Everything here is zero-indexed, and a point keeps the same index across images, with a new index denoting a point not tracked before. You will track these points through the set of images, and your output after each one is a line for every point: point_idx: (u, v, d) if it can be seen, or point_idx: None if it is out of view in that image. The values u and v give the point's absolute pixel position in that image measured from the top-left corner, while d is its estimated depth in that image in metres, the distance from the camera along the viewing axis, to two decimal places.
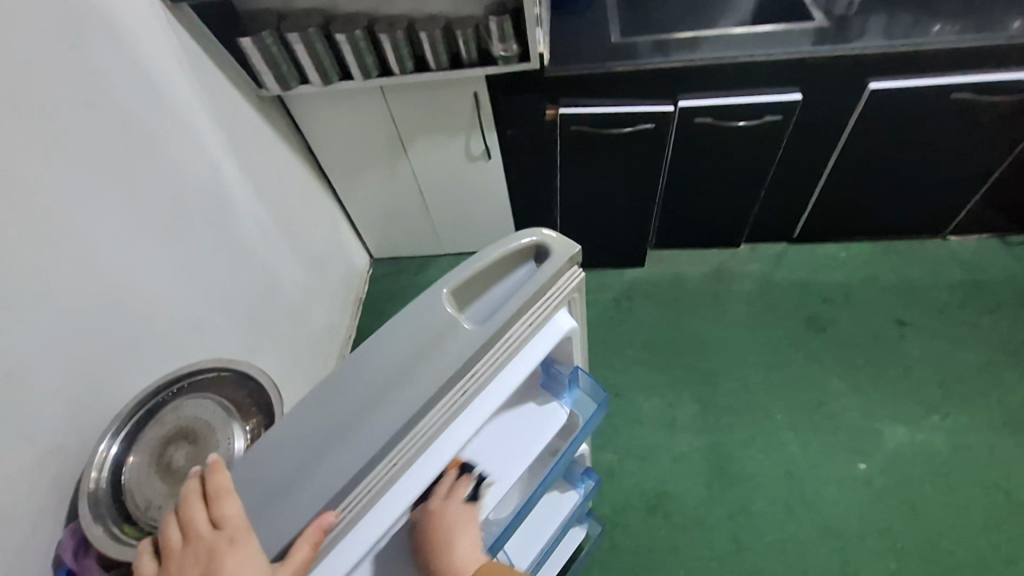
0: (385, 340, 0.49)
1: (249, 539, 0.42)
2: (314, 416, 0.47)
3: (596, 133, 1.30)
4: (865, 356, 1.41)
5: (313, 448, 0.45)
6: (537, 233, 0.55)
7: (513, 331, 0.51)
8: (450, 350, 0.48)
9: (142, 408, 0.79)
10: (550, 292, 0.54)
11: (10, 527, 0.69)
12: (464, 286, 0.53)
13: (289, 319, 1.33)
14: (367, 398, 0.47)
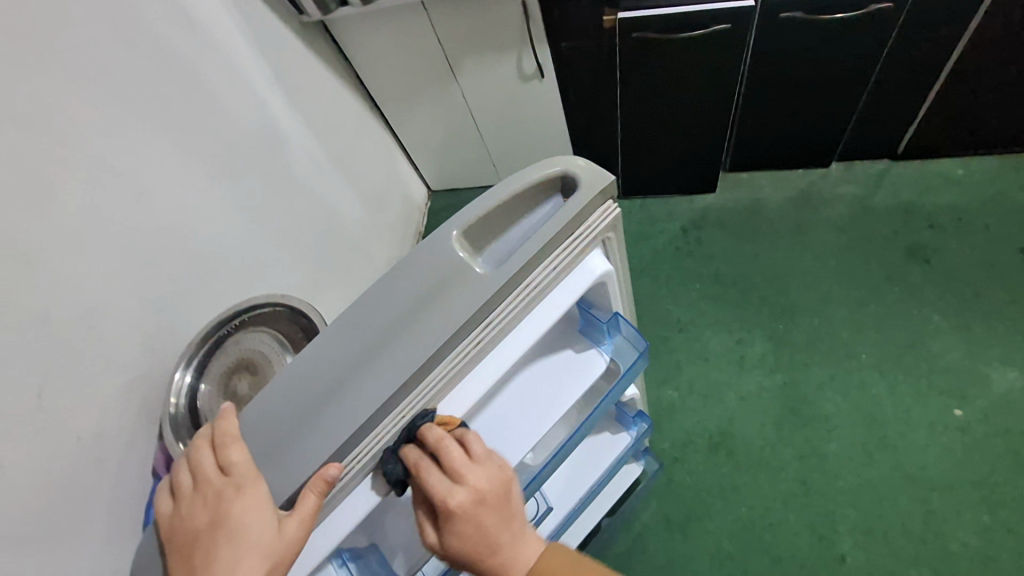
0: (390, 287, 0.48)
1: (258, 484, 0.45)
2: (323, 366, 0.48)
3: (663, 39, 1.16)
4: (976, 290, 1.23)
5: (321, 399, 0.46)
6: (564, 162, 0.49)
7: (533, 275, 0.48)
8: (456, 300, 0.46)
9: (207, 340, 0.81)
10: (578, 231, 0.49)
11: (106, 445, 0.78)
12: (481, 225, 0.49)
13: (349, 253, 1.35)
14: (374, 349, 0.46)
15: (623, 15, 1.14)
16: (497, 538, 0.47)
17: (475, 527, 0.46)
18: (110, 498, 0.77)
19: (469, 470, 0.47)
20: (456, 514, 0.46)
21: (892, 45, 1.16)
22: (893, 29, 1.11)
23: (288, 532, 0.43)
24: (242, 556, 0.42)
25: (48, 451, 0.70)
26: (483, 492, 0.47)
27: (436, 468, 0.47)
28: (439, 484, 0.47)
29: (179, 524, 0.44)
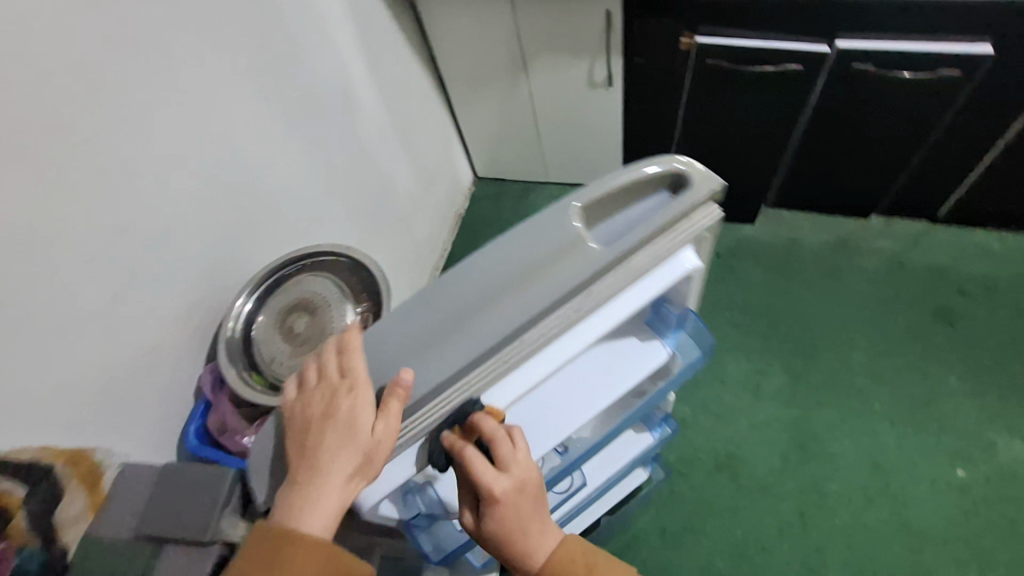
0: (505, 246, 0.51)
1: (365, 390, 0.48)
2: (430, 308, 0.51)
3: (736, 70, 1.21)
4: (995, 359, 1.26)
5: (427, 337, 0.50)
6: (678, 163, 0.53)
7: (637, 258, 0.52)
8: (568, 271, 0.50)
9: (271, 277, 0.87)
10: (681, 225, 0.52)
11: (161, 358, 0.82)
12: (595, 207, 0.53)
13: (397, 223, 1.40)
14: (484, 296, 0.50)
15: (700, 40, 1.20)
16: (525, 525, 0.52)
17: (510, 514, 0.51)
18: (155, 407, 0.82)
19: (508, 466, 0.51)
20: (495, 502, 0.50)
21: (953, 112, 1.20)
22: (955, 98, 1.16)
23: (380, 432, 0.47)
24: (341, 445, 0.47)
25: (107, 351, 0.74)
26: (510, 491, 0.51)
27: (478, 459, 0.50)
28: (482, 474, 0.50)
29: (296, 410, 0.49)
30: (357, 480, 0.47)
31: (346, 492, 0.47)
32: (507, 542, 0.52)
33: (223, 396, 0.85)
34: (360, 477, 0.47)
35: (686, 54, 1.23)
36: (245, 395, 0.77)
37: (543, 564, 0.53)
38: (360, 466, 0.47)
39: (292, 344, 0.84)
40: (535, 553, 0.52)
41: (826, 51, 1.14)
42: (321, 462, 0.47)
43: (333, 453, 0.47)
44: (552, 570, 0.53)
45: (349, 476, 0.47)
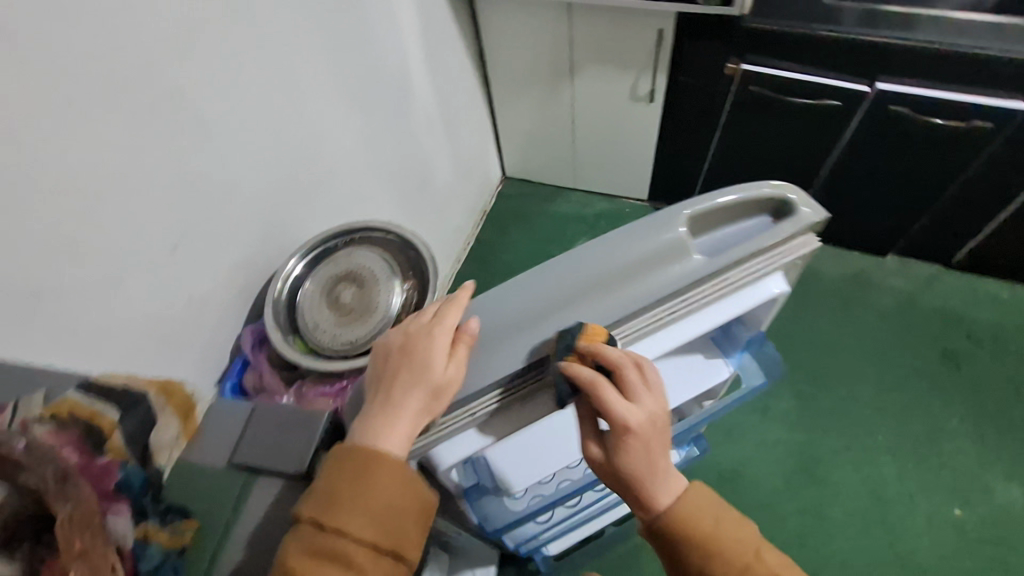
0: (616, 239, 0.50)
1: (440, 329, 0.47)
2: (532, 289, 0.49)
3: (776, 98, 1.26)
4: (998, 405, 1.30)
5: (524, 320, 0.48)
6: (793, 191, 0.53)
7: (731, 275, 0.52)
8: (667, 278, 0.50)
9: (323, 244, 0.91)
10: (776, 251, 0.53)
11: (209, 313, 0.84)
12: (704, 213, 0.52)
13: (431, 212, 1.42)
14: (587, 287, 0.48)
15: (746, 67, 1.24)
16: (655, 464, 0.48)
17: (643, 451, 0.47)
18: (199, 361, 0.83)
19: (640, 398, 0.47)
20: (627, 437, 0.46)
21: (980, 163, 1.22)
22: (983, 150, 1.19)
23: (452, 370, 0.46)
24: (410, 379, 0.46)
25: (165, 301, 0.75)
26: (645, 423, 0.47)
27: (610, 390, 0.46)
28: (615, 405, 0.46)
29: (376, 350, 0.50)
30: (423, 418, 0.45)
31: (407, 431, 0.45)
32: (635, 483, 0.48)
33: (262, 356, 0.86)
34: (427, 415, 0.46)
35: (731, 78, 1.27)
36: (288, 356, 0.80)
37: (667, 513, 0.49)
38: (428, 404, 0.46)
39: (337, 313, 0.85)
40: (659, 499, 0.49)
41: (865, 91, 1.17)
42: (390, 395, 0.46)
43: (403, 387, 0.46)
44: (679, 521, 0.49)
45: (416, 412, 0.45)
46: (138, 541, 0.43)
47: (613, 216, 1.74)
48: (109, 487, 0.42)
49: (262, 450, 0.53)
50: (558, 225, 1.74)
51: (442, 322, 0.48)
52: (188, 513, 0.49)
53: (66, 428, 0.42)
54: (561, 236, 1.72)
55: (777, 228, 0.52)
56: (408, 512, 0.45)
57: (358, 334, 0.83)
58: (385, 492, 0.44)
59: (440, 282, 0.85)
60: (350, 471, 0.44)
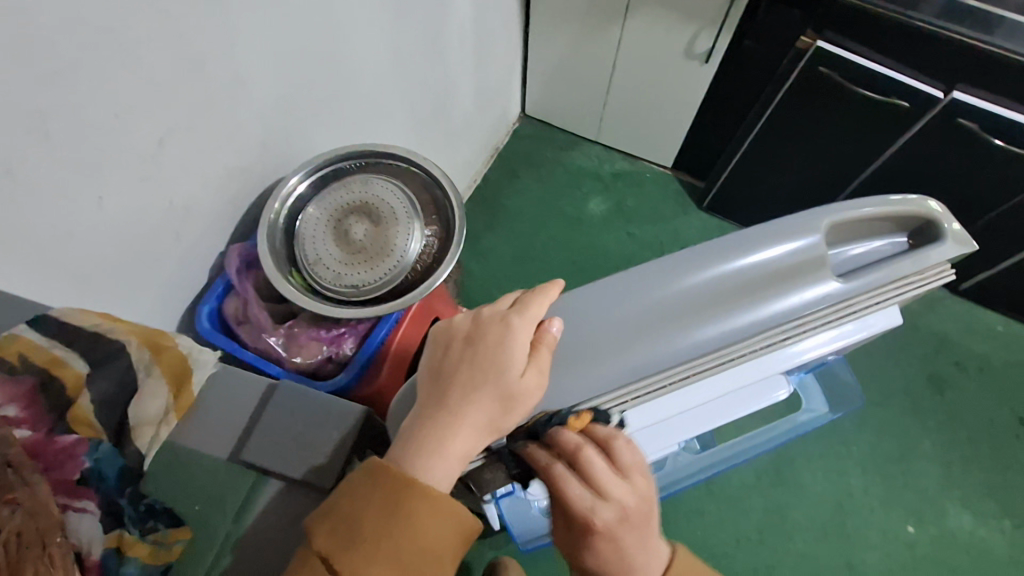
0: (758, 242, 0.46)
1: (520, 326, 0.45)
2: (669, 287, 0.46)
3: (844, 86, 1.14)
4: (970, 435, 1.32)
5: (658, 321, 0.46)
6: (938, 213, 0.51)
7: (858, 300, 0.50)
8: (807, 296, 0.48)
9: (332, 165, 0.77)
10: (911, 279, 0.52)
11: (189, 223, 0.71)
12: (843, 225, 0.51)
13: (444, 140, 1.28)
14: (713, 294, 0.46)
15: (821, 44, 1.09)
16: (628, 561, 0.43)
17: (610, 543, 0.43)
18: (173, 276, 0.72)
19: (609, 488, 0.43)
20: (598, 533, 0.43)
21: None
22: None
23: (531, 378, 0.44)
24: (483, 381, 0.43)
25: (142, 204, 0.63)
26: (615, 521, 0.43)
27: (574, 477, 0.43)
28: (575, 489, 0.43)
29: (440, 337, 0.47)
30: (489, 432, 0.44)
31: (472, 441, 0.43)
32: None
33: (248, 282, 0.75)
34: (492, 427, 0.44)
35: (800, 53, 1.13)
36: (282, 292, 0.69)
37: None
38: (497, 413, 0.44)
39: (344, 248, 0.74)
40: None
41: (938, 96, 1.07)
42: (452, 400, 0.43)
43: (466, 394, 0.43)
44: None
45: (480, 422, 0.43)
46: (106, 552, 0.42)
47: (630, 177, 1.63)
48: (70, 477, 0.42)
49: (284, 450, 0.51)
50: (572, 176, 1.62)
51: (524, 313, 0.45)
52: (181, 520, 0.47)
53: (20, 378, 0.43)
54: (573, 189, 1.60)
55: (919, 253, 0.51)
56: (443, 550, 0.40)
57: (365, 278, 0.73)
58: (412, 533, 0.39)
59: (466, 232, 0.75)
60: (374, 502, 0.39)
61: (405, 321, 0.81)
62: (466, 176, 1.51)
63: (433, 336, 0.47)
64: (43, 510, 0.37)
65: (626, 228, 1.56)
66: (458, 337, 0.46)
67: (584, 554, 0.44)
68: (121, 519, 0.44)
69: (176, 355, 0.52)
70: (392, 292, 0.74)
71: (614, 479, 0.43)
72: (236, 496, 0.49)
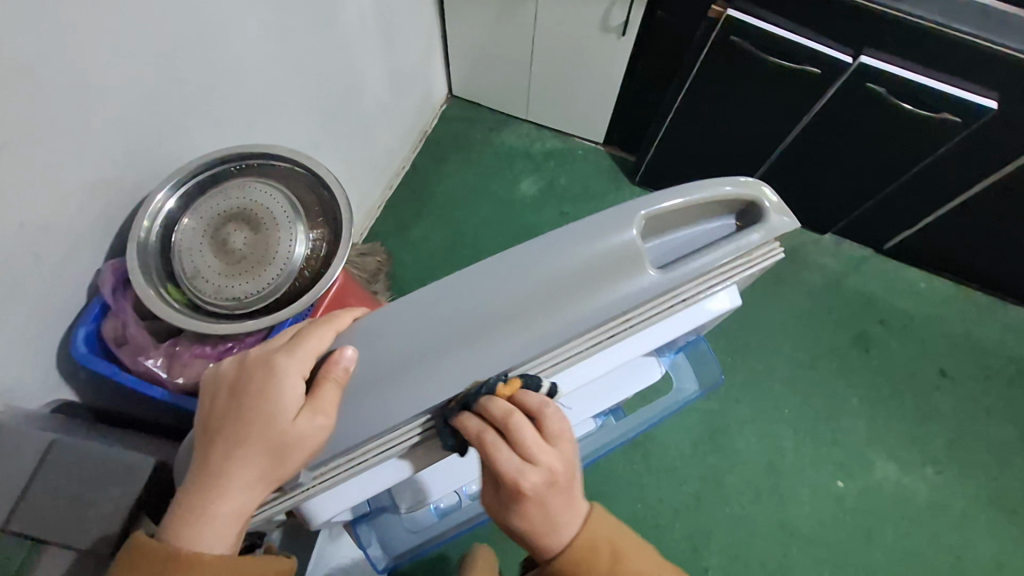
0: (549, 247, 0.45)
1: (285, 367, 0.44)
2: (455, 306, 0.44)
3: (754, 55, 1.13)
4: (893, 389, 1.36)
5: (448, 342, 0.45)
6: (762, 192, 0.50)
7: (674, 291, 0.51)
8: (618, 297, 0.47)
9: (206, 173, 0.73)
10: (736, 263, 0.52)
11: (50, 243, 0.66)
12: (662, 216, 0.49)
13: (357, 128, 1.23)
14: (511, 310, 0.45)
15: (732, 13, 1.08)
16: (555, 521, 0.47)
17: (542, 510, 0.46)
18: (37, 299, 0.67)
19: (536, 453, 0.45)
20: (527, 495, 0.45)
21: (938, 154, 1.18)
22: (943, 141, 1.14)
23: (302, 422, 0.43)
24: (257, 433, 0.43)
25: None
26: (536, 490, 0.45)
27: (504, 444, 0.45)
28: (507, 460, 0.45)
29: (206, 386, 0.45)
30: (267, 478, 0.44)
31: (249, 498, 0.44)
32: (529, 533, 0.47)
33: (126, 302, 0.71)
34: (268, 472, 0.44)
35: (712, 23, 1.11)
36: (160, 315, 0.65)
37: (558, 557, 0.48)
38: (272, 462, 0.44)
39: (224, 259, 0.70)
40: (556, 540, 0.48)
41: (845, 62, 1.07)
42: (222, 456, 0.44)
43: (235, 447, 0.43)
44: (574, 562, 0.48)
45: (259, 470, 0.44)
46: None
47: (562, 155, 1.60)
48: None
49: (65, 519, 0.54)
50: (502, 157, 1.59)
51: (295, 351, 0.44)
52: None
53: None
54: (503, 171, 1.57)
55: (743, 236, 0.50)
56: None
57: (247, 288, 0.70)
58: None
59: (354, 231, 0.72)
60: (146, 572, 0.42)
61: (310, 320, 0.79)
62: (391, 164, 1.46)
63: (199, 386, 0.46)
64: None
65: (558, 206, 1.54)
66: (229, 389, 0.45)
67: (514, 525, 0.47)
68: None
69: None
70: (278, 301, 0.71)
71: (550, 445, 0.46)
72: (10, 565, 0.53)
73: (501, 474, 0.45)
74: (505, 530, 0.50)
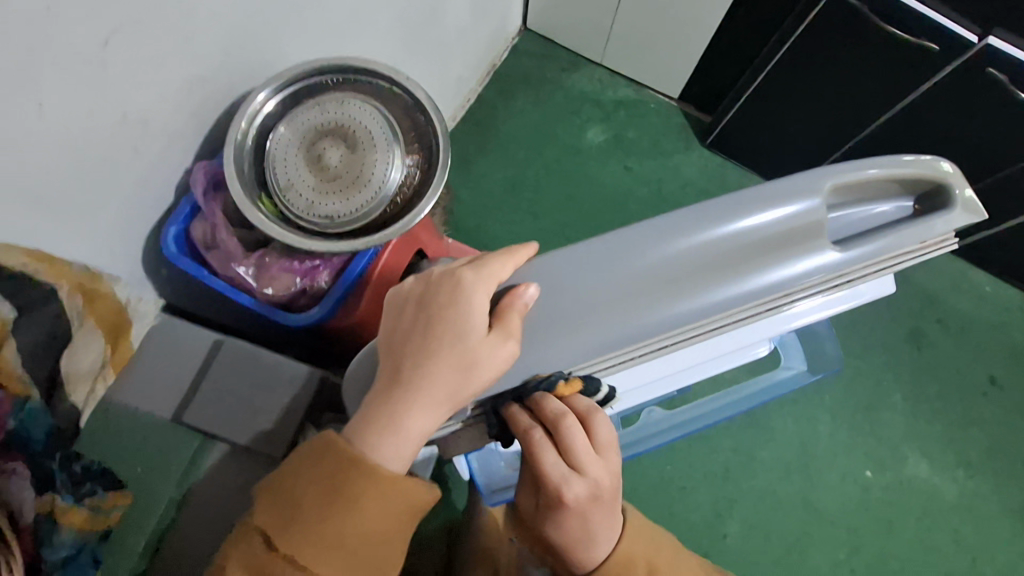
0: (750, 205, 0.45)
1: (471, 290, 0.46)
2: (634, 258, 0.45)
3: (869, 21, 1.05)
4: (939, 390, 1.34)
5: (633, 292, 0.46)
6: (947, 177, 0.48)
7: (846, 272, 0.50)
8: (801, 268, 0.48)
9: (304, 81, 0.71)
10: (910, 252, 0.51)
11: (147, 138, 0.65)
12: (841, 190, 0.48)
13: (434, 52, 1.17)
14: (684, 271, 0.46)
15: None
16: (592, 534, 0.51)
17: (580, 520, 0.50)
18: (133, 195, 0.67)
19: (585, 465, 0.49)
20: (565, 503, 0.49)
21: None
22: None
23: (487, 344, 0.46)
24: (444, 347, 0.47)
25: (89, 111, 0.57)
26: (575, 499, 0.49)
27: (551, 449, 0.49)
28: (554, 469, 0.49)
29: (393, 302, 0.50)
30: (449, 396, 0.47)
31: (430, 417, 0.47)
32: (559, 544, 0.51)
33: (216, 205, 0.71)
34: (454, 386, 0.47)
35: None
36: (254, 223, 0.65)
37: (590, 567, 0.52)
38: (460, 378, 0.47)
39: (318, 175, 0.69)
40: (586, 552, 0.51)
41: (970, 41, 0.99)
42: (409, 369, 0.47)
43: (422, 360, 0.47)
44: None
45: (443, 385, 0.47)
46: (42, 517, 0.45)
47: (634, 106, 1.53)
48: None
49: (237, 420, 0.60)
50: (571, 102, 1.52)
51: (480, 271, 0.46)
52: (121, 486, 0.53)
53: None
54: (571, 117, 1.51)
55: (926, 222, 0.48)
56: (387, 524, 0.47)
57: (339, 208, 0.69)
58: (356, 520, 0.46)
59: (449, 163, 0.70)
60: (324, 470, 0.47)
61: (385, 253, 0.79)
62: (458, 95, 1.41)
63: (387, 301, 0.50)
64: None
65: (624, 161, 1.49)
66: (417, 305, 0.48)
67: (548, 533, 0.51)
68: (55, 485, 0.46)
69: (110, 306, 0.59)
70: (369, 225, 0.70)
71: (596, 456, 0.50)
72: (183, 454, 0.59)
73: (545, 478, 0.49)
74: (538, 534, 0.54)
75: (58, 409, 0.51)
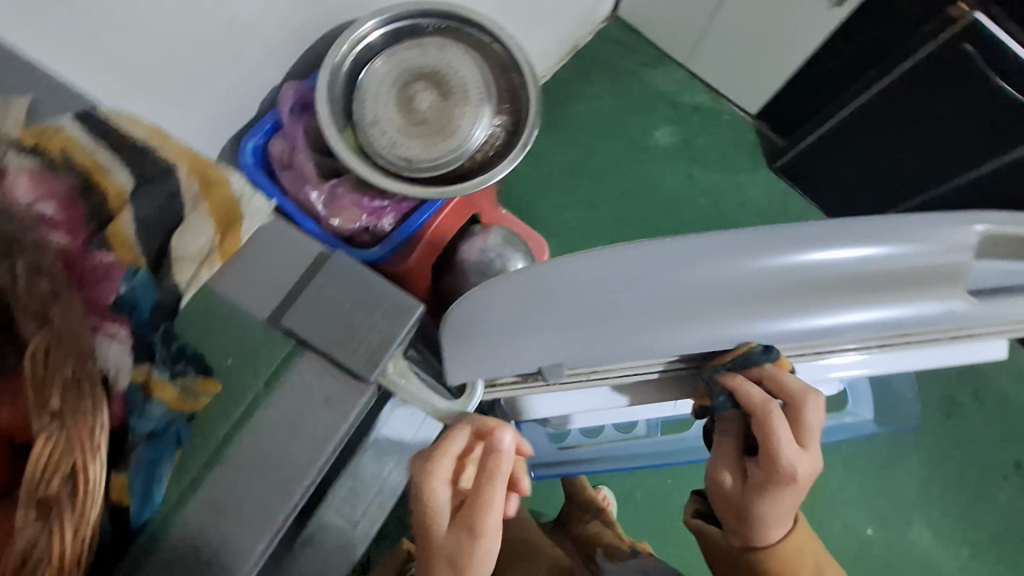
0: (898, 229, 0.45)
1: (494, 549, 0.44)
2: (760, 263, 0.43)
3: (981, 73, 1.00)
4: (959, 463, 1.31)
5: (740, 296, 0.45)
6: None
7: (970, 325, 0.51)
8: (926, 309, 0.48)
9: (410, 20, 0.69)
10: None
11: (245, 48, 0.65)
12: (997, 240, 0.48)
13: (525, 21, 1.15)
14: (814, 286, 0.45)
15: (980, 19, 0.95)
16: (790, 514, 0.51)
17: (793, 501, 0.49)
18: (220, 102, 0.67)
19: (810, 444, 0.49)
20: (792, 484, 0.48)
21: None
22: None
23: None
24: None
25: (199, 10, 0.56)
26: (805, 478, 0.48)
27: (787, 424, 0.47)
28: (785, 442, 0.47)
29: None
30: None
31: None
32: (762, 522, 0.50)
33: (299, 125, 0.71)
34: None
35: (950, 22, 0.98)
36: (333, 149, 0.64)
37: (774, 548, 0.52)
38: None
39: (405, 116, 0.69)
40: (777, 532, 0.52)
41: None
42: None
43: None
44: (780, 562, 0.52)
45: None
46: (132, 386, 0.47)
47: (709, 114, 1.49)
48: (104, 299, 0.47)
49: (334, 333, 0.51)
50: (647, 98, 1.49)
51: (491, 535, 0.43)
52: (212, 372, 0.50)
53: (63, 174, 0.48)
54: (644, 113, 1.48)
55: None
56: None
57: (419, 153, 0.68)
58: None
59: (537, 132, 0.69)
60: None
61: (446, 211, 0.78)
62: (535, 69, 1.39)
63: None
64: (68, 337, 0.40)
65: (688, 168, 1.46)
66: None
67: (754, 510, 0.50)
68: (152, 357, 0.48)
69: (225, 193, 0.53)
70: (444, 176, 0.69)
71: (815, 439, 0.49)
72: (271, 359, 0.51)
73: (773, 457, 0.47)
74: (727, 509, 0.52)
75: (162, 282, 0.50)
